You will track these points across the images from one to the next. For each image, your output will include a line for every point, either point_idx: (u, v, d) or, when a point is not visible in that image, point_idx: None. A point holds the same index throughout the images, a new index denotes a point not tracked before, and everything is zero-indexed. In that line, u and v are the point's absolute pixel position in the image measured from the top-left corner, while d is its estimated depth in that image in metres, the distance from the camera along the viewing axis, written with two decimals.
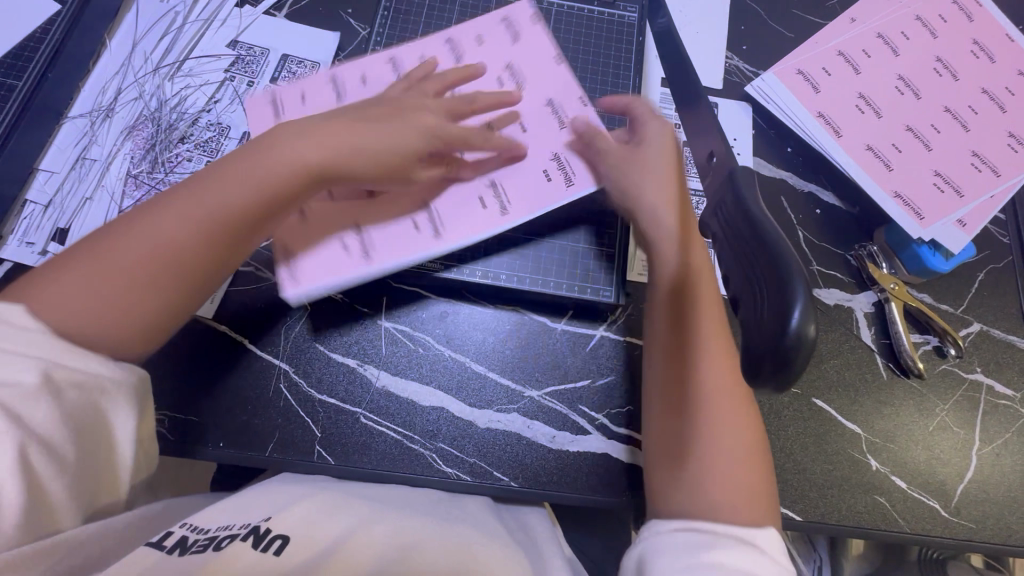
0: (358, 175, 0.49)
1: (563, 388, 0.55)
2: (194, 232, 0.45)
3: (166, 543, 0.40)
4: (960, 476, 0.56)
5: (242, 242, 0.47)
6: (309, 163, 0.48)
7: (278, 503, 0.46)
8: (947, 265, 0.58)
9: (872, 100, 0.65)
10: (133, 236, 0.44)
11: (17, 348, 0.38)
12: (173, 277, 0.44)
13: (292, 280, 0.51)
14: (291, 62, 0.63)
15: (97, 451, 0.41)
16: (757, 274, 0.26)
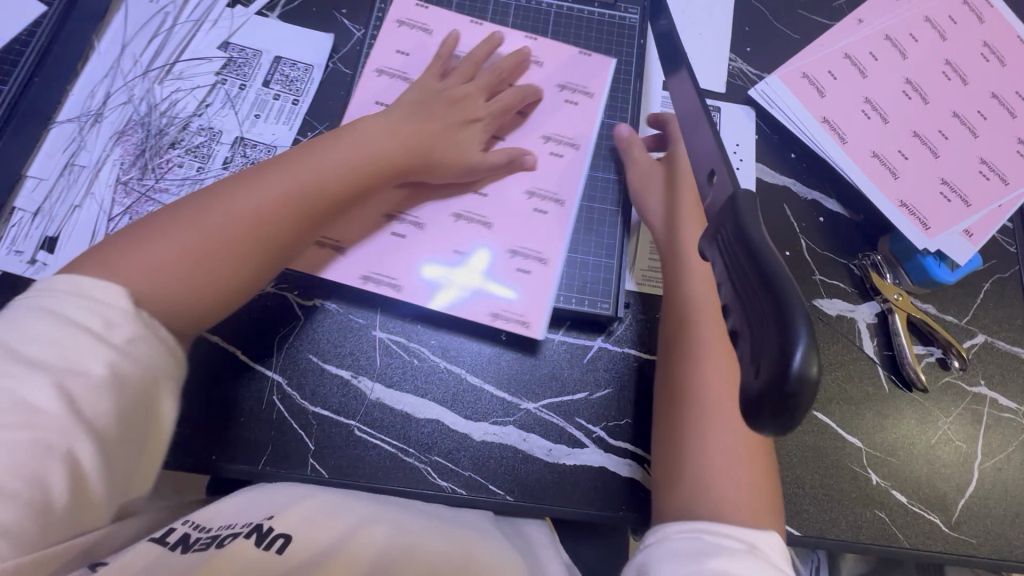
0: (418, 157, 0.54)
1: (560, 401, 0.55)
2: (278, 204, 0.47)
3: (168, 539, 0.40)
4: (961, 490, 0.55)
5: (324, 217, 0.50)
6: (386, 152, 0.53)
7: (279, 502, 0.45)
8: (952, 276, 0.57)
9: (879, 105, 0.63)
10: (221, 206, 0.46)
11: (88, 326, 0.38)
12: (247, 249, 0.46)
13: (537, 326, 0.54)
14: (284, 64, 0.62)
15: (146, 445, 0.40)
16: (757, 307, 0.26)
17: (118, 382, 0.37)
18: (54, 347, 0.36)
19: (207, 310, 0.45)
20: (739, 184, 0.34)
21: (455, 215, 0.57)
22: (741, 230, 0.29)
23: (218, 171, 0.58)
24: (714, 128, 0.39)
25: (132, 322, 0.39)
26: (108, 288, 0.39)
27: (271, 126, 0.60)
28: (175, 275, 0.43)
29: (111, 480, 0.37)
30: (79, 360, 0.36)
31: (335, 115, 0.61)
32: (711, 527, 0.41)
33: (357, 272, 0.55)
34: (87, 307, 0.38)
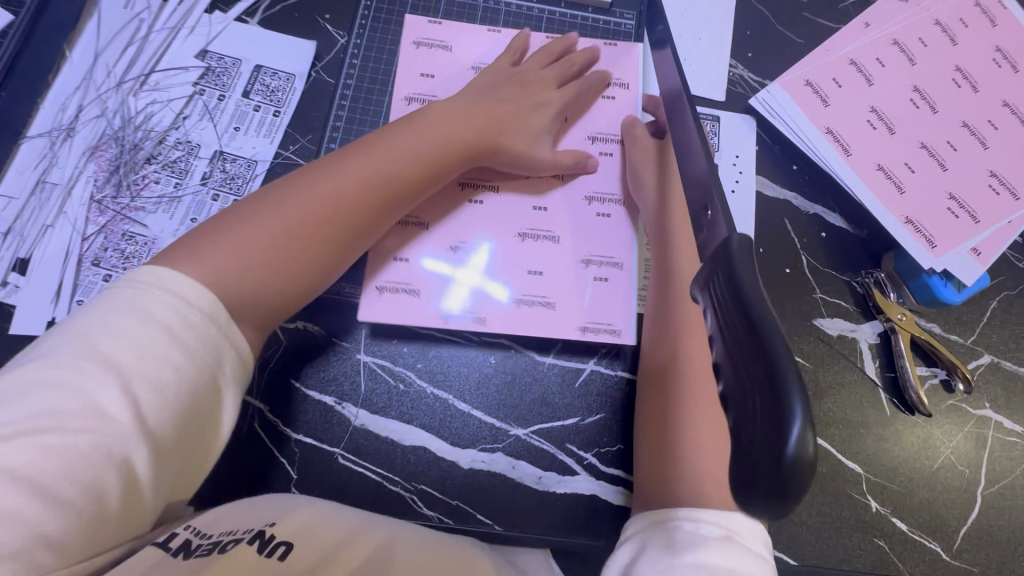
0: (467, 146, 0.54)
1: (551, 427, 0.53)
2: (354, 189, 0.50)
3: (171, 545, 0.39)
4: (963, 517, 0.54)
5: (397, 204, 0.52)
6: (439, 145, 0.53)
7: (280, 508, 0.44)
8: (959, 297, 0.56)
9: (885, 114, 0.61)
10: (307, 190, 0.49)
11: (165, 322, 0.40)
12: (333, 233, 0.49)
13: (628, 333, 0.55)
14: (264, 73, 0.60)
15: (202, 441, 0.42)
16: (750, 377, 0.24)
17: (182, 379, 0.40)
18: (129, 341, 0.39)
19: (286, 300, 0.48)
20: (735, 228, 0.32)
21: (521, 234, 0.57)
22: (736, 286, 0.27)
23: (196, 188, 0.56)
24: (706, 159, 0.37)
25: (202, 319, 0.42)
26: (186, 283, 0.42)
27: (251, 139, 0.58)
28: (263, 259, 0.46)
29: (164, 473, 0.39)
30: (150, 355, 0.39)
31: (318, 127, 0.58)
32: (692, 514, 0.41)
33: (434, 311, 0.54)
34: (164, 301, 0.41)
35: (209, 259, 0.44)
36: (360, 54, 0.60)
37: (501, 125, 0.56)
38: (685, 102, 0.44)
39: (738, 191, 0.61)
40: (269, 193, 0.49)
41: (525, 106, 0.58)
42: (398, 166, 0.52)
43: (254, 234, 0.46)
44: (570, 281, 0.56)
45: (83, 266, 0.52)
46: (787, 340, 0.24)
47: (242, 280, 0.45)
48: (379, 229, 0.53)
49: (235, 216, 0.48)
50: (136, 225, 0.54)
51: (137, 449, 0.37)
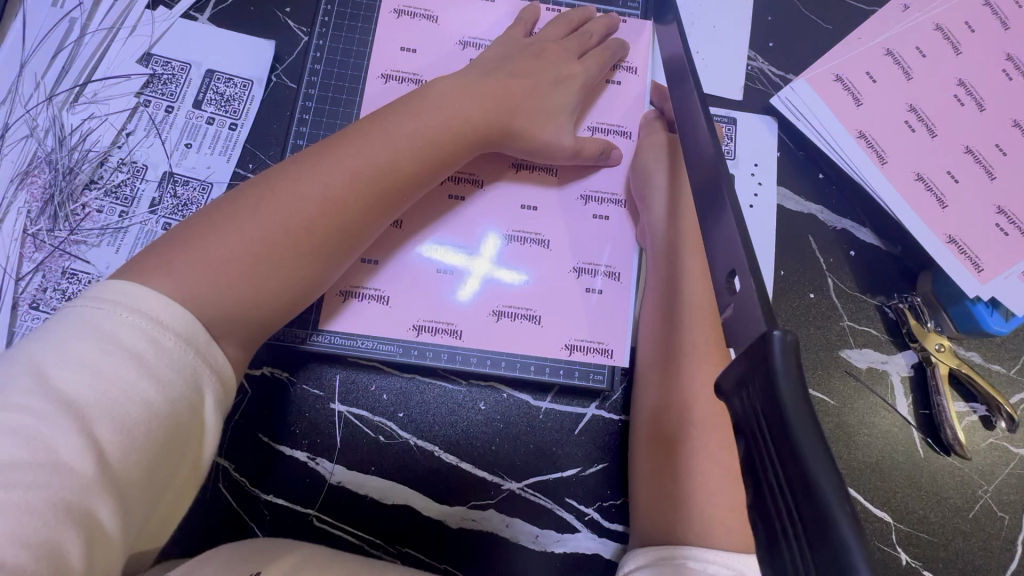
0: (470, 127, 0.46)
1: (548, 480, 0.48)
2: (343, 184, 0.42)
3: None
4: (1001, 567, 0.49)
5: (395, 201, 0.44)
6: (437, 133, 0.45)
7: (263, 558, 0.38)
8: (1004, 327, 0.49)
9: (925, 113, 0.53)
10: (285, 192, 0.41)
11: (130, 347, 0.33)
12: (320, 238, 0.42)
13: (621, 355, 0.48)
14: (217, 79, 0.52)
15: (179, 479, 0.36)
16: (805, 556, 0.18)
17: (154, 414, 0.33)
18: (89, 372, 0.32)
19: (276, 309, 0.42)
20: (774, 316, 0.24)
21: (507, 237, 0.50)
22: (780, 410, 0.20)
23: (145, 216, 0.49)
24: (714, 138, 0.34)
25: (178, 341, 0.35)
26: (158, 301, 0.35)
27: (204, 156, 0.51)
28: (236, 273, 0.39)
29: (133, 522, 0.33)
30: (114, 388, 0.32)
31: (280, 140, 0.51)
32: (695, 552, 0.36)
33: (407, 320, 0.48)
34: (131, 323, 0.34)
35: (198, 270, 0.38)
36: (323, 57, 0.52)
37: (517, 99, 0.48)
38: (696, 99, 0.38)
39: (757, 205, 0.54)
40: (254, 188, 0.42)
41: (544, 79, 0.49)
42: (396, 153, 0.44)
43: (239, 244, 0.39)
44: (563, 296, 0.49)
45: (19, 310, 0.46)
46: (853, 506, 0.18)
47: (228, 295, 0.38)
48: (378, 229, 0.45)
49: (220, 215, 0.40)
50: (78, 262, 0.48)
51: (101, 499, 0.31)
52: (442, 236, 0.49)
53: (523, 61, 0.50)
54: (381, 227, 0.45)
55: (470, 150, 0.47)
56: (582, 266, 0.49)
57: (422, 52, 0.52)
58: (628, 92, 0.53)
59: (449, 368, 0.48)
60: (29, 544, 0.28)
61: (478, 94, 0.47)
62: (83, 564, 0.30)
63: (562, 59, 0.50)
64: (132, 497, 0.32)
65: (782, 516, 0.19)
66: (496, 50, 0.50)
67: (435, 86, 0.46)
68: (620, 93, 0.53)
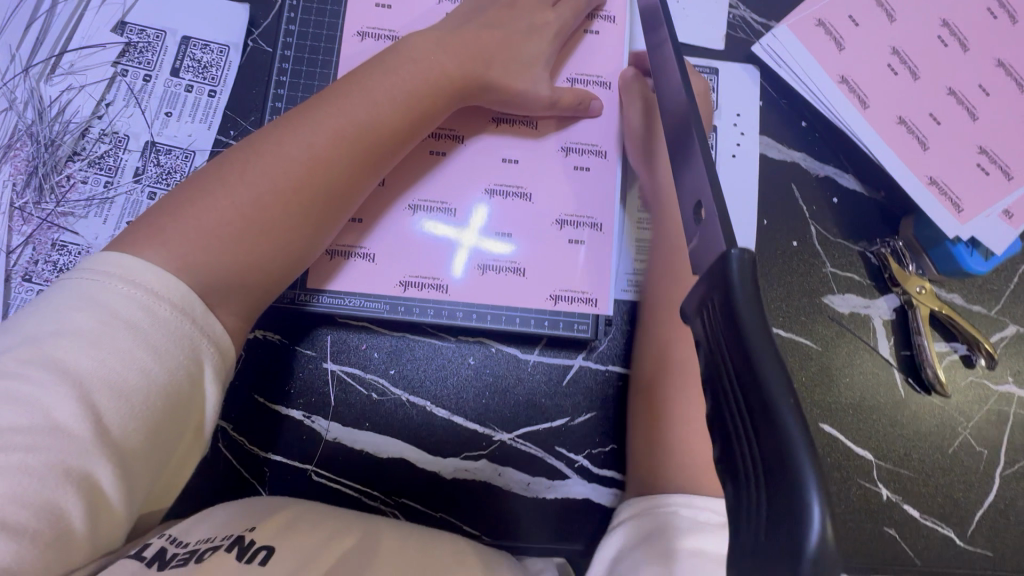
0: (446, 82, 0.46)
1: (538, 429, 0.49)
2: (321, 144, 0.42)
3: (144, 555, 0.34)
4: (980, 500, 0.50)
5: (377, 159, 0.44)
6: (414, 92, 0.45)
7: (255, 515, 0.39)
8: (985, 266, 0.50)
9: (908, 55, 0.53)
10: (266, 155, 0.41)
11: (125, 316, 0.34)
12: (304, 200, 0.42)
13: (606, 302, 0.49)
14: (194, 45, 0.52)
15: (183, 443, 0.37)
16: (753, 456, 0.19)
17: (151, 383, 0.34)
18: (88, 342, 0.33)
19: (271, 275, 0.42)
20: (733, 238, 0.25)
21: (489, 191, 0.50)
22: (734, 319, 0.21)
23: (130, 186, 0.49)
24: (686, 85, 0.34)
25: (175, 312, 0.36)
26: (153, 273, 0.36)
27: (186, 124, 0.51)
28: (221, 236, 0.39)
29: (137, 483, 0.34)
30: (112, 357, 0.33)
31: (259, 105, 0.51)
32: (688, 500, 0.37)
33: (394, 277, 0.48)
34: (128, 295, 0.35)
35: (185, 235, 0.38)
36: (297, 17, 0.51)
37: (491, 53, 0.47)
38: (668, 44, 0.38)
39: (740, 155, 0.54)
40: (238, 153, 0.42)
41: (519, 33, 0.49)
42: (374, 111, 0.43)
43: (225, 207, 0.40)
44: (547, 250, 0.49)
45: (13, 283, 0.47)
46: (797, 399, 0.19)
47: (216, 258, 0.39)
48: (365, 190, 0.45)
49: (205, 182, 0.41)
50: (67, 233, 0.48)
51: (100, 463, 0.32)
52: (425, 197, 0.50)
53: (497, 14, 0.49)
54: (367, 189, 0.45)
55: (448, 105, 0.46)
56: (565, 219, 0.50)
57: (397, 9, 0.51)
58: (608, 43, 0.53)
59: (437, 324, 0.49)
60: (31, 505, 0.30)
61: (453, 49, 0.46)
62: (84, 524, 0.31)
63: (538, 11, 0.50)
64: (133, 459, 0.33)
65: (736, 424, 0.20)
66: (471, 6, 0.50)
67: (410, 41, 0.46)
68: (599, 44, 0.53)
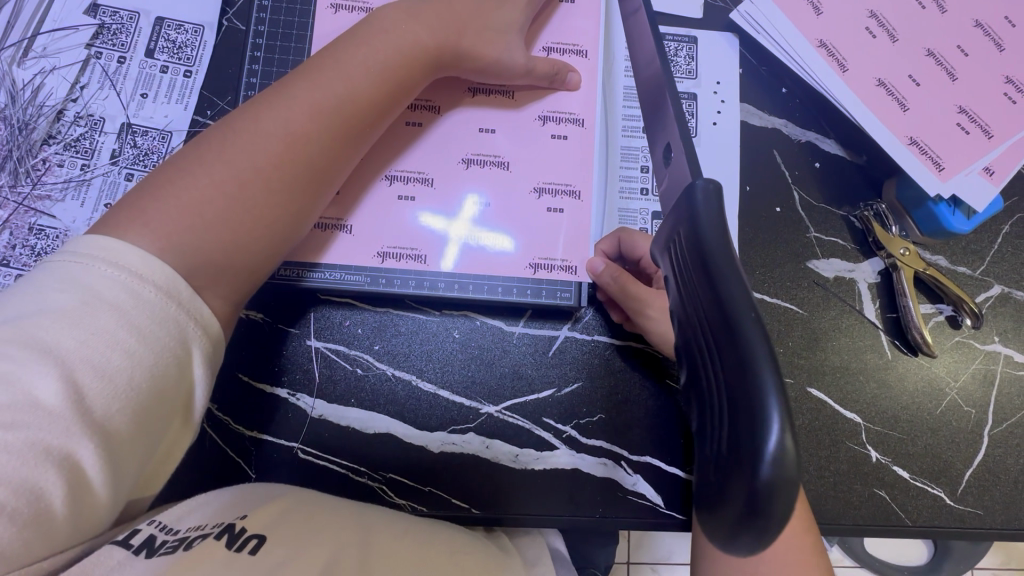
0: (422, 51, 0.45)
1: (524, 401, 0.49)
2: (301, 117, 0.41)
3: (132, 541, 0.31)
4: (969, 459, 0.50)
5: (359, 132, 0.44)
6: (389, 62, 0.44)
7: (251, 500, 0.37)
8: (967, 225, 0.50)
9: (886, 18, 0.53)
10: (242, 127, 0.40)
11: (106, 297, 0.31)
12: (286, 172, 0.40)
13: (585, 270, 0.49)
14: (168, 26, 0.51)
15: (171, 428, 0.35)
16: (716, 375, 0.19)
17: (137, 365, 0.31)
18: (67, 322, 0.30)
19: (258, 255, 0.40)
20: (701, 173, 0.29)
21: (466, 161, 0.50)
22: (698, 244, 0.22)
23: (107, 168, 0.49)
24: (662, 59, 0.37)
25: (159, 294, 0.33)
26: (137, 254, 0.34)
27: (162, 106, 0.50)
28: (191, 209, 0.37)
29: (123, 471, 0.31)
30: (95, 338, 0.30)
31: (235, 85, 0.51)
32: None
33: (371, 249, 0.48)
34: (110, 277, 0.32)
35: (165, 210, 0.37)
36: None
37: (465, 22, 0.47)
38: (643, 9, 0.42)
39: (721, 122, 0.54)
40: (215, 133, 0.41)
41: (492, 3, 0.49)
42: (352, 81, 0.43)
43: (211, 196, 0.38)
44: (528, 220, 0.49)
45: None
46: (758, 311, 0.19)
47: (197, 237, 0.37)
48: (348, 167, 0.44)
49: (185, 160, 0.39)
50: (43, 217, 0.48)
51: (85, 444, 0.29)
52: (402, 171, 0.49)
53: None
54: (349, 165, 0.44)
55: (423, 75, 0.46)
56: (546, 189, 0.50)
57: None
58: (585, 12, 0.52)
59: (419, 296, 0.49)
60: None
61: (428, 20, 0.46)
62: (66, 508, 0.28)
63: None
64: (120, 442, 0.31)
65: (701, 347, 0.20)
66: None
67: (383, 13, 0.46)
68: (574, 12, 0.52)
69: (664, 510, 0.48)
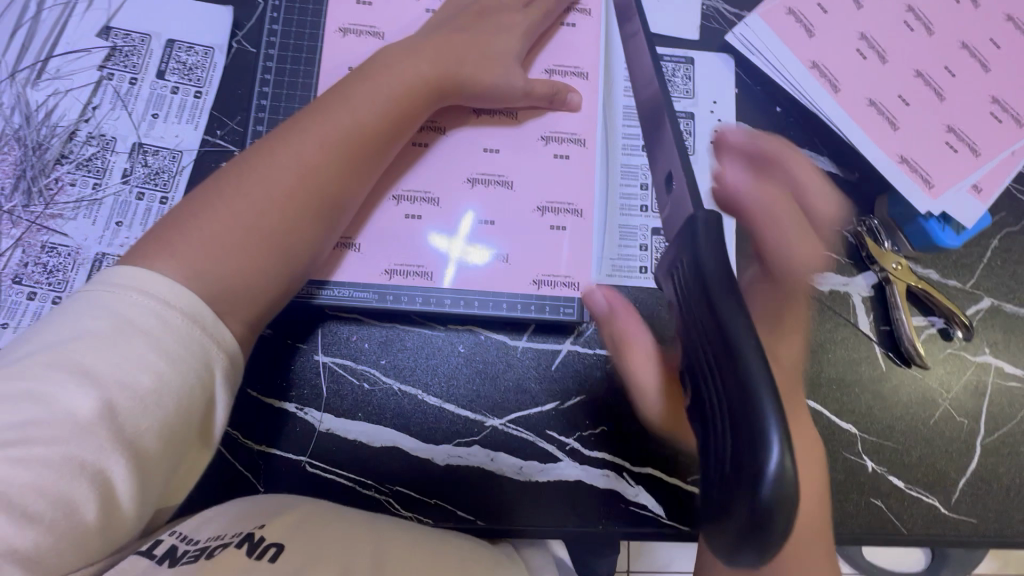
0: (427, 74, 0.47)
1: (527, 414, 0.50)
2: (315, 141, 0.42)
3: (155, 552, 0.32)
4: (962, 468, 0.51)
5: (372, 155, 0.45)
6: (398, 85, 0.45)
7: (268, 511, 0.38)
8: (957, 241, 0.52)
9: (876, 40, 0.55)
10: (259, 153, 0.42)
11: (136, 322, 0.33)
12: (299, 194, 0.41)
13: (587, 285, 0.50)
14: (178, 48, 0.53)
15: (193, 448, 0.35)
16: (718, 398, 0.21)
17: (165, 388, 0.32)
18: (103, 347, 0.32)
19: (275, 280, 0.41)
20: (700, 201, 0.31)
21: (471, 180, 0.51)
22: (700, 272, 0.23)
23: (118, 187, 0.50)
24: (659, 84, 0.39)
25: (184, 320, 0.34)
26: (165, 283, 0.35)
27: (173, 125, 0.51)
28: (206, 231, 0.38)
29: (149, 486, 0.32)
30: (127, 362, 0.32)
31: (244, 105, 0.52)
32: None
33: (378, 266, 0.49)
34: (142, 304, 0.33)
35: (182, 233, 0.38)
36: (280, 17, 0.52)
37: (470, 47, 0.49)
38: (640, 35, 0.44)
39: None
40: (236, 165, 0.42)
41: (496, 28, 0.50)
42: (363, 105, 0.44)
43: (226, 222, 0.39)
44: (531, 236, 0.50)
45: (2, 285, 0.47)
46: (756, 338, 0.20)
47: (212, 257, 0.37)
48: (361, 190, 0.45)
49: (204, 196, 0.40)
50: (55, 235, 0.49)
51: (116, 459, 0.31)
52: (409, 190, 0.50)
53: (469, 15, 0.51)
54: (365, 191, 0.45)
55: (431, 98, 0.47)
56: (548, 206, 0.51)
57: (379, 7, 0.52)
58: (586, 35, 0.54)
59: (425, 312, 0.50)
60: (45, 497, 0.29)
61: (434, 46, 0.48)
62: (98, 518, 0.30)
63: (508, 8, 0.52)
64: (144, 459, 0.32)
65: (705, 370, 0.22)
66: (448, 10, 0.51)
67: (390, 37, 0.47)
68: (575, 35, 0.54)
69: (666, 520, 0.49)
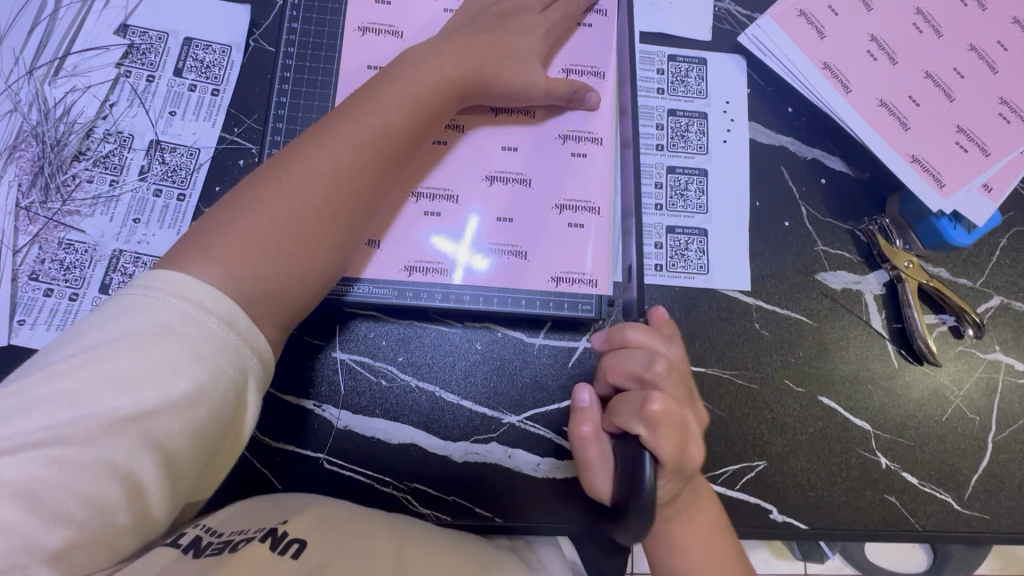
0: (449, 73, 0.47)
1: (543, 410, 0.50)
2: (340, 141, 0.42)
3: (183, 543, 0.34)
4: (975, 464, 0.52)
5: (398, 155, 0.44)
6: (420, 84, 0.46)
7: (291, 507, 0.39)
8: (968, 239, 0.52)
9: (886, 42, 0.56)
10: (285, 153, 0.42)
11: (172, 325, 0.33)
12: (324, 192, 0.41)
13: (605, 283, 0.50)
14: (196, 46, 0.53)
15: (222, 451, 0.35)
16: None
17: (199, 393, 0.32)
18: (139, 351, 0.31)
19: (302, 279, 0.40)
20: None
21: (489, 178, 0.51)
22: None
23: (135, 184, 0.50)
24: None
25: (222, 326, 0.34)
26: (203, 288, 0.35)
27: (190, 123, 0.51)
28: (233, 228, 0.38)
29: (178, 487, 0.32)
30: (162, 366, 0.31)
31: (262, 104, 0.52)
32: None
33: (399, 264, 0.49)
34: (179, 309, 0.33)
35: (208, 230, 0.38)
36: (299, 16, 0.52)
37: (490, 46, 0.49)
38: None
39: (730, 140, 0.56)
40: (265, 164, 0.42)
41: (514, 27, 0.51)
42: (387, 103, 0.44)
43: (253, 218, 0.39)
44: (548, 233, 0.51)
45: (19, 282, 0.47)
46: None
47: (238, 253, 0.38)
48: (387, 189, 0.45)
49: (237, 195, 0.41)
50: (73, 232, 0.49)
51: (147, 462, 0.31)
52: (427, 188, 0.51)
53: (488, 14, 0.51)
54: (389, 190, 0.46)
55: (453, 97, 0.47)
56: (566, 204, 0.51)
57: (397, 7, 0.53)
58: (602, 36, 0.55)
59: (444, 308, 0.50)
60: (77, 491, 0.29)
61: (453, 45, 0.48)
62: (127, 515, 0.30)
63: (526, 8, 0.52)
64: (173, 458, 0.32)
65: None
66: (466, 10, 0.52)
67: None
68: (591, 35, 0.55)
69: None
